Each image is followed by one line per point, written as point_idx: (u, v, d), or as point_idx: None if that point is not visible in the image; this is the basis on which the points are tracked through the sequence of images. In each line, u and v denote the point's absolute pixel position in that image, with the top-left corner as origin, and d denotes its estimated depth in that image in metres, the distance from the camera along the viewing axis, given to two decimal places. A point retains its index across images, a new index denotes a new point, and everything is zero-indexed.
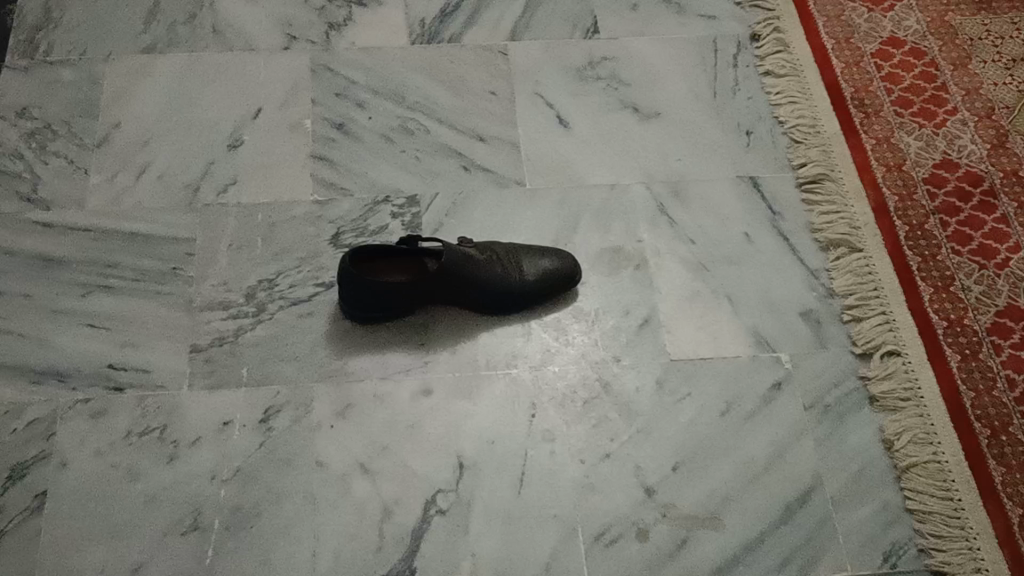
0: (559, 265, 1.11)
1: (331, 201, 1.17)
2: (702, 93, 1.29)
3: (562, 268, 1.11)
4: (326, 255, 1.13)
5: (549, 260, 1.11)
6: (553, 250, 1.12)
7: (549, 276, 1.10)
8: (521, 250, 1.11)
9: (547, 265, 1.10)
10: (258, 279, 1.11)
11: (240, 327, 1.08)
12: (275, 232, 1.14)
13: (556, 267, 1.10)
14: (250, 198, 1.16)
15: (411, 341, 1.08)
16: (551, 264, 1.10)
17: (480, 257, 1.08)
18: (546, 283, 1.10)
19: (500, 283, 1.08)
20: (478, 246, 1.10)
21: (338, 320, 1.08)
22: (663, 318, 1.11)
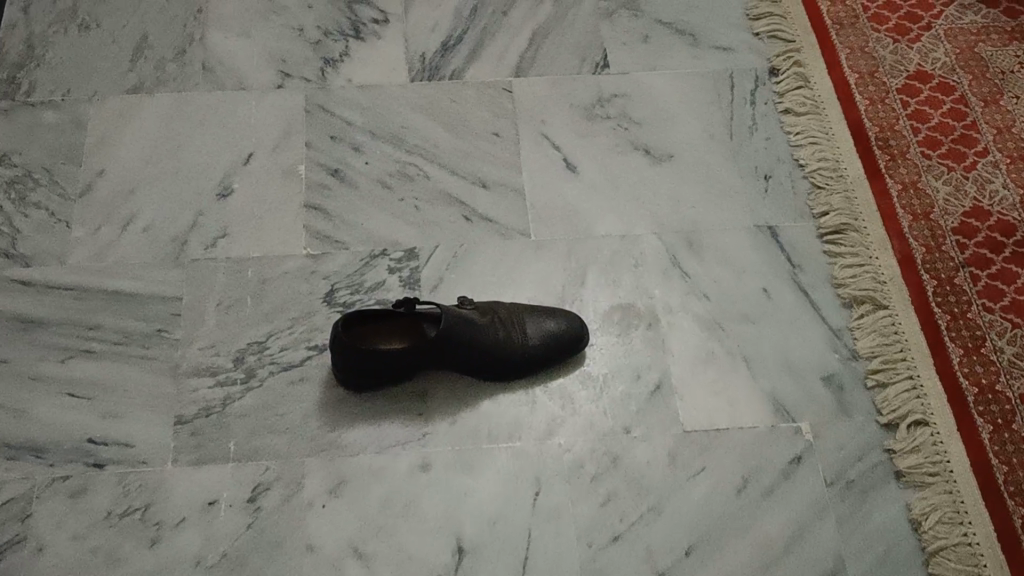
0: (565, 326, 1.05)
1: (325, 255, 1.11)
2: (717, 134, 1.22)
3: (568, 330, 1.05)
4: (319, 314, 1.07)
5: (554, 321, 1.05)
6: (558, 310, 1.06)
7: (555, 340, 1.04)
8: (524, 310, 1.06)
9: (552, 327, 1.04)
10: (247, 343, 1.05)
11: (228, 395, 1.02)
12: (266, 289, 1.08)
13: (562, 330, 1.04)
14: (240, 253, 1.11)
15: (409, 411, 1.02)
16: (556, 326, 1.05)
17: (481, 322, 1.02)
18: (552, 346, 1.04)
19: (503, 348, 1.02)
20: (479, 308, 1.04)
21: (332, 388, 1.03)
22: (676, 383, 1.05)
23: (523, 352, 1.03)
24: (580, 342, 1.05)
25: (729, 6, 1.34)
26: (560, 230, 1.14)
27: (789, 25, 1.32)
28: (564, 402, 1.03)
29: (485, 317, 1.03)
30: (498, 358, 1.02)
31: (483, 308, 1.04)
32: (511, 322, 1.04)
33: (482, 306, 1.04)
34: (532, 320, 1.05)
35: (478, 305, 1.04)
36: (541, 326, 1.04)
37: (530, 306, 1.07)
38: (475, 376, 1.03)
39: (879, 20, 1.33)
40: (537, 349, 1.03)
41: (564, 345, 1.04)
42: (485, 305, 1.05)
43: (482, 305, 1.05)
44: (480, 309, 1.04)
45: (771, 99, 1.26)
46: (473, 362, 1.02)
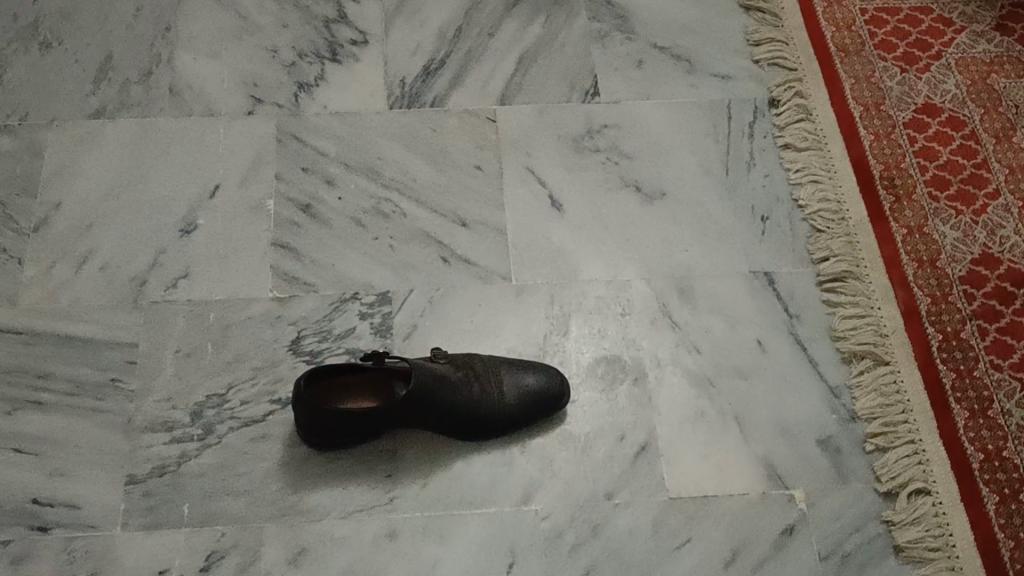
0: (546, 382, 0.98)
1: (293, 299, 1.04)
2: (713, 170, 1.15)
3: (549, 385, 0.98)
4: (284, 364, 1.01)
5: (534, 376, 0.98)
6: (539, 364, 1.00)
7: (534, 397, 0.97)
8: (502, 364, 0.99)
9: (531, 383, 0.98)
10: (206, 394, 0.99)
11: (184, 453, 0.95)
12: (228, 336, 1.02)
13: (542, 386, 0.98)
14: (202, 296, 1.04)
15: (377, 472, 0.95)
16: (536, 381, 0.98)
17: (455, 378, 0.95)
18: (531, 404, 0.97)
19: (478, 406, 0.96)
20: (453, 361, 0.97)
21: (296, 446, 0.96)
22: (662, 444, 0.98)
23: (499, 411, 0.96)
24: (562, 399, 0.98)
25: (728, 30, 1.27)
26: (544, 274, 1.07)
27: (792, 51, 1.25)
28: (543, 465, 0.96)
29: (460, 372, 0.96)
30: (473, 418, 0.96)
31: (458, 361, 0.98)
32: (488, 378, 0.97)
33: (457, 359, 0.98)
34: (511, 375, 0.98)
35: (452, 359, 0.98)
36: (520, 382, 0.98)
37: (510, 358, 1.00)
38: (448, 435, 0.97)
39: (886, 47, 1.25)
40: (515, 407, 0.97)
41: (544, 402, 0.98)
42: (461, 359, 0.98)
43: (458, 358, 0.98)
44: (455, 363, 0.97)
45: (770, 132, 1.19)
46: (446, 422, 0.95)
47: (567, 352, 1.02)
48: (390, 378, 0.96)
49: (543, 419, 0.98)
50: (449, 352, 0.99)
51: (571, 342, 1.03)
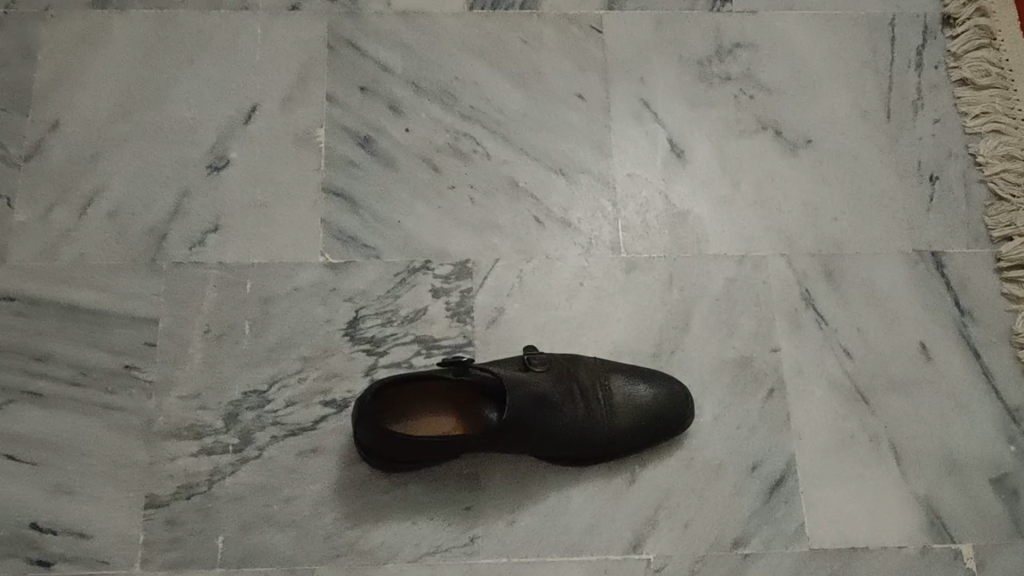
0: (665, 396, 0.79)
1: (349, 266, 0.84)
2: (871, 111, 0.92)
3: (669, 398, 0.79)
4: (338, 353, 0.81)
5: (648, 388, 0.79)
6: (655, 371, 0.80)
7: (651, 416, 0.78)
8: (610, 371, 0.79)
9: (647, 397, 0.79)
10: (243, 390, 0.80)
11: (217, 468, 0.77)
12: (269, 313, 0.82)
13: (663, 405, 0.78)
14: (238, 258, 0.83)
15: (454, 503, 0.77)
16: (653, 396, 0.79)
17: (556, 399, 0.76)
18: (647, 426, 0.78)
19: (583, 429, 0.77)
20: (554, 369, 0.78)
21: (355, 466, 0.78)
22: (801, 478, 0.80)
23: (608, 434, 0.77)
24: (684, 418, 0.79)
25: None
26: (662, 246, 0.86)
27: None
28: (656, 502, 0.78)
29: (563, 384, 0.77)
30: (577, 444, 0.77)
31: (559, 368, 0.78)
32: (594, 392, 0.78)
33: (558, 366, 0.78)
34: (621, 387, 0.79)
35: (552, 366, 0.78)
36: (634, 397, 0.79)
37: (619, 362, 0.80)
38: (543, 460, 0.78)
39: None
40: (626, 430, 0.78)
41: (663, 423, 0.78)
42: (561, 365, 0.78)
43: (557, 363, 0.78)
44: (555, 372, 0.78)
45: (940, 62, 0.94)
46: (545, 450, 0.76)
47: (687, 353, 0.83)
48: (475, 390, 0.76)
49: (659, 441, 0.79)
50: (547, 353, 0.79)
51: (693, 342, 0.83)
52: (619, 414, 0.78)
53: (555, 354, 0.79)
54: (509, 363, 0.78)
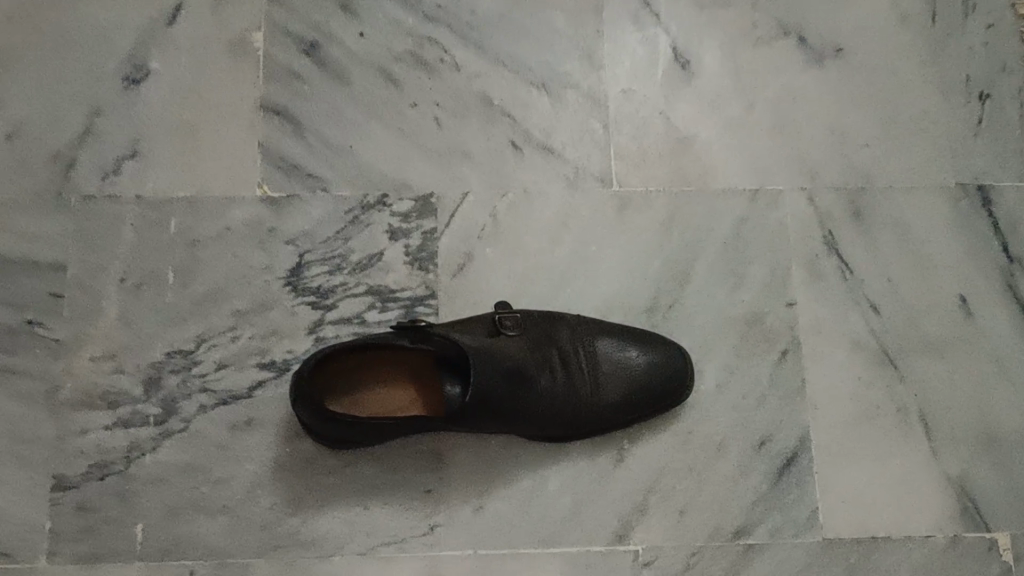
0: (659, 364, 0.67)
1: (291, 203, 0.71)
2: (913, 14, 0.78)
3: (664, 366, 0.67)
4: (278, 307, 0.69)
5: (642, 355, 0.67)
6: (647, 333, 0.68)
7: (643, 388, 0.66)
8: (597, 334, 0.67)
9: (639, 366, 0.67)
10: (166, 351, 0.68)
11: (136, 444, 0.66)
12: (197, 258, 0.70)
13: (657, 375, 0.67)
14: (161, 194, 0.71)
15: (412, 487, 0.66)
16: (647, 364, 0.67)
17: (530, 370, 0.64)
18: (638, 399, 0.66)
19: (565, 404, 0.65)
20: (531, 333, 0.66)
21: (297, 442, 0.67)
22: (816, 454, 0.69)
23: (593, 409, 0.66)
24: (679, 389, 0.67)
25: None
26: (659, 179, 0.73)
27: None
28: (646, 484, 0.67)
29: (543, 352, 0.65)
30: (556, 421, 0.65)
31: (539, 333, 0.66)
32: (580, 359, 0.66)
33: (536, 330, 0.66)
34: (610, 353, 0.67)
35: (528, 329, 0.66)
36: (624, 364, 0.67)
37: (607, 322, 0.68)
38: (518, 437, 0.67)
39: None
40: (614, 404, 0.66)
41: (656, 396, 0.67)
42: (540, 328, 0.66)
43: (535, 325, 0.66)
44: (532, 337, 0.66)
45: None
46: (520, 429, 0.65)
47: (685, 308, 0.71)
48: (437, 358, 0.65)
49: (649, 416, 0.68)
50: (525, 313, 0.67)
51: (693, 294, 0.71)
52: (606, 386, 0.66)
53: (533, 313, 0.67)
54: (477, 326, 0.66)
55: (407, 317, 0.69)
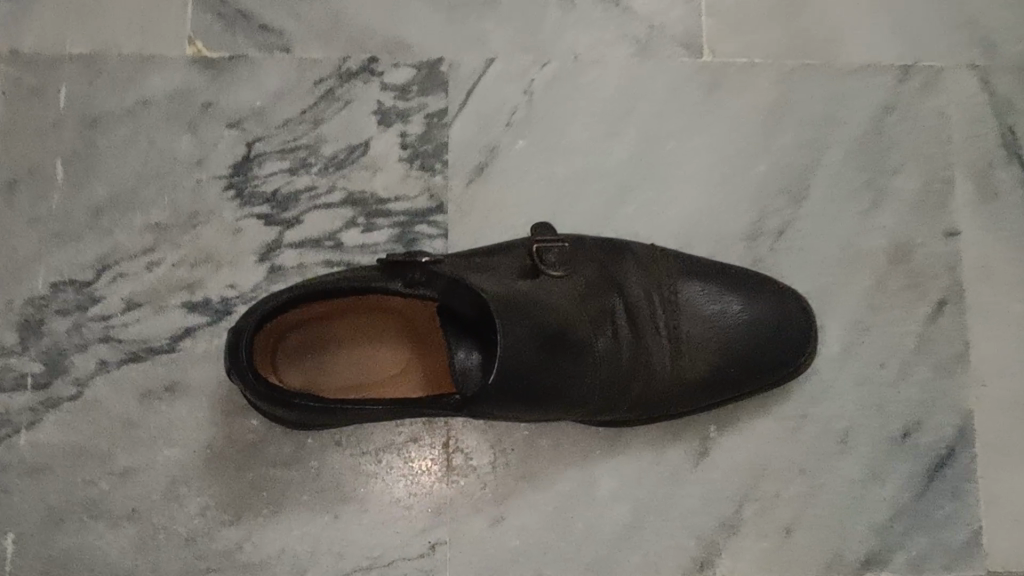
0: (766, 324, 0.46)
1: (236, 68, 0.49)
2: None
3: (776, 321, 0.46)
4: (215, 222, 0.48)
5: (744, 305, 0.46)
6: (749, 273, 0.47)
7: (748, 354, 0.46)
8: (676, 274, 0.46)
9: (739, 320, 0.46)
10: (52, 283, 0.47)
11: (6, 417, 0.46)
12: (100, 147, 0.48)
13: (763, 341, 0.46)
14: (52, 55, 0.49)
15: (403, 488, 0.46)
16: (753, 320, 0.46)
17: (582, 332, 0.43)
18: (741, 372, 0.45)
19: (636, 379, 0.44)
20: (581, 273, 0.44)
21: (239, 419, 0.46)
22: (979, 450, 0.48)
23: (675, 385, 0.45)
24: (798, 357, 0.46)
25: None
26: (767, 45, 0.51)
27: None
28: (738, 492, 0.47)
29: (601, 302, 0.44)
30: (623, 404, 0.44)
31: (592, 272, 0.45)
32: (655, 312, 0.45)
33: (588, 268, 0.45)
34: (696, 302, 0.46)
35: (577, 267, 0.44)
36: (720, 319, 0.46)
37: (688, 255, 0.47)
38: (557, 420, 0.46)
39: None
40: (705, 377, 0.45)
41: (767, 367, 0.46)
42: (593, 265, 0.45)
43: (586, 261, 0.45)
44: (583, 278, 0.44)
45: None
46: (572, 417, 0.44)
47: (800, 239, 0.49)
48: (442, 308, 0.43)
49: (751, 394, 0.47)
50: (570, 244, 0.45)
51: (811, 217, 0.49)
52: (693, 351, 0.45)
53: (582, 243, 0.46)
54: (502, 261, 0.44)
55: (404, 243, 0.48)
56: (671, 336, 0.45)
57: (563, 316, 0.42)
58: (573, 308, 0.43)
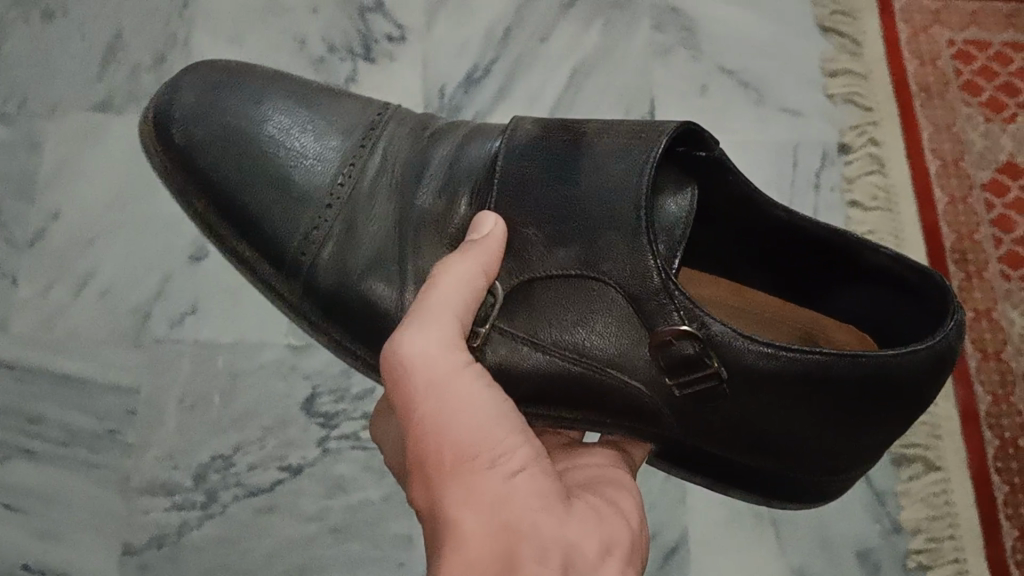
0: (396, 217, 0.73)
1: (308, 346, 0.95)
2: None
3: (238, 196, 0.75)
4: (295, 425, 0.93)
5: (414, 196, 0.73)
6: (415, 182, 0.74)
7: (359, 143, 0.77)
8: (409, 220, 0.72)
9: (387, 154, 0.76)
10: (210, 454, 0.91)
11: (185, 522, 0.89)
12: (236, 386, 0.94)
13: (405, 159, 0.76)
14: (213, 312, 0.96)
15: (390, 560, 0.90)
16: (334, 128, 0.77)
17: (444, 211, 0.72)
18: (361, 183, 0.75)
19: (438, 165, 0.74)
20: (605, 353, 0.65)
21: (305, 521, 0.90)
22: (693, 549, 0.92)
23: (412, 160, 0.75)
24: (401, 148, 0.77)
25: (803, 10, 1.16)
26: (170, 115, 0.77)
27: (861, 45, 1.15)
28: None
29: (381, 228, 0.73)
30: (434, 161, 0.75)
31: (526, 362, 0.67)
32: (339, 242, 0.74)
33: (586, 358, 0.66)
34: (400, 193, 0.74)
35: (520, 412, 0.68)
36: (337, 176, 0.75)
37: (376, 263, 0.72)
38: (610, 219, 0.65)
39: (973, 89, 1.14)
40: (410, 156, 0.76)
41: (352, 241, 0.73)
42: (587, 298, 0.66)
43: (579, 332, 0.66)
44: (582, 226, 0.66)
45: (843, 154, 1.10)
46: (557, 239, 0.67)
47: (277, 99, 0.78)
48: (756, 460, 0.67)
49: (347, 138, 0.77)
50: (532, 318, 0.67)
51: (371, 107, 0.80)
52: (401, 133, 0.78)
53: (511, 364, 0.67)
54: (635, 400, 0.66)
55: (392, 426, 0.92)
56: (409, 164, 0.75)
57: (402, 214, 0.73)
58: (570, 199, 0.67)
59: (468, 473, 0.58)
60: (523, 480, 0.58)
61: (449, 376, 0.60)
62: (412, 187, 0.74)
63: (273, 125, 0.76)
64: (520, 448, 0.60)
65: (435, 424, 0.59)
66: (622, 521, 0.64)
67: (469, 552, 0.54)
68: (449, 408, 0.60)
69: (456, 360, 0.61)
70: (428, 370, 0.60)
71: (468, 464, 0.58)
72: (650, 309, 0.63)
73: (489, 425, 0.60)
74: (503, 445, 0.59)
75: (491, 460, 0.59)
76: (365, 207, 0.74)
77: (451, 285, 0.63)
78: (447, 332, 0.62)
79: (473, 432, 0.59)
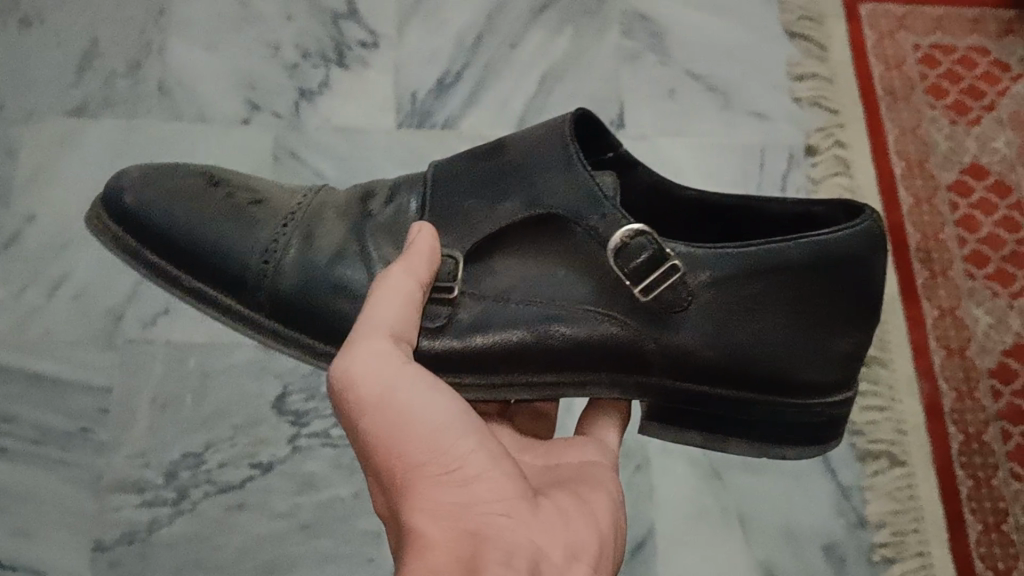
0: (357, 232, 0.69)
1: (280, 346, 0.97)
2: None
3: (189, 235, 0.68)
4: (265, 424, 0.94)
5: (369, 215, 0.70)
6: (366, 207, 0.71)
7: (302, 195, 0.72)
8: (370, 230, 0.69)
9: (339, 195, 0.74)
10: (181, 452, 0.92)
11: (155, 519, 0.90)
12: (207, 386, 0.95)
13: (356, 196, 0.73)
14: (186, 313, 0.97)
15: (359, 557, 0.91)
16: (281, 186, 0.74)
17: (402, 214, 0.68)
18: (320, 208, 0.71)
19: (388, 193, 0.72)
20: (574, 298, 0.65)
21: (275, 518, 0.91)
22: (659, 544, 0.93)
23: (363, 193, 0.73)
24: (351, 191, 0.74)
25: (770, 16, 1.19)
26: (117, 181, 0.72)
27: (828, 49, 1.18)
28: None
29: (343, 236, 0.69)
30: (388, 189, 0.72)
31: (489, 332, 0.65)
32: (303, 248, 0.68)
33: (553, 307, 0.65)
34: (356, 213, 0.70)
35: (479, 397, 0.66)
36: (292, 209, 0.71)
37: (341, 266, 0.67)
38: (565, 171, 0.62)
39: (938, 93, 1.16)
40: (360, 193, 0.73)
41: (314, 249, 0.68)
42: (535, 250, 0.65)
43: (548, 289, 0.65)
44: (514, 179, 0.64)
45: (810, 156, 1.12)
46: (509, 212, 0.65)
47: (218, 170, 0.74)
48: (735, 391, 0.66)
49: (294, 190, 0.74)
50: (492, 281, 0.66)
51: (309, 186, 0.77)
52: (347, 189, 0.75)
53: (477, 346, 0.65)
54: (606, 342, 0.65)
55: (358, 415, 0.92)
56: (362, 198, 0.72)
57: (360, 230, 0.69)
58: (490, 164, 0.65)
59: (422, 481, 0.54)
60: (483, 484, 0.54)
61: (394, 386, 0.58)
62: (365, 213, 0.70)
63: (221, 183, 0.73)
64: (473, 449, 0.56)
65: (389, 445, 0.56)
66: (589, 526, 0.58)
67: (430, 560, 0.50)
68: (400, 419, 0.57)
69: (397, 362, 0.59)
70: (371, 386, 0.58)
71: (420, 473, 0.54)
72: (589, 225, 0.62)
73: (442, 428, 0.56)
74: (457, 454, 0.55)
75: (446, 469, 0.54)
76: (326, 223, 0.70)
77: (391, 299, 0.60)
78: (384, 350, 0.59)
79: (428, 435, 0.56)
